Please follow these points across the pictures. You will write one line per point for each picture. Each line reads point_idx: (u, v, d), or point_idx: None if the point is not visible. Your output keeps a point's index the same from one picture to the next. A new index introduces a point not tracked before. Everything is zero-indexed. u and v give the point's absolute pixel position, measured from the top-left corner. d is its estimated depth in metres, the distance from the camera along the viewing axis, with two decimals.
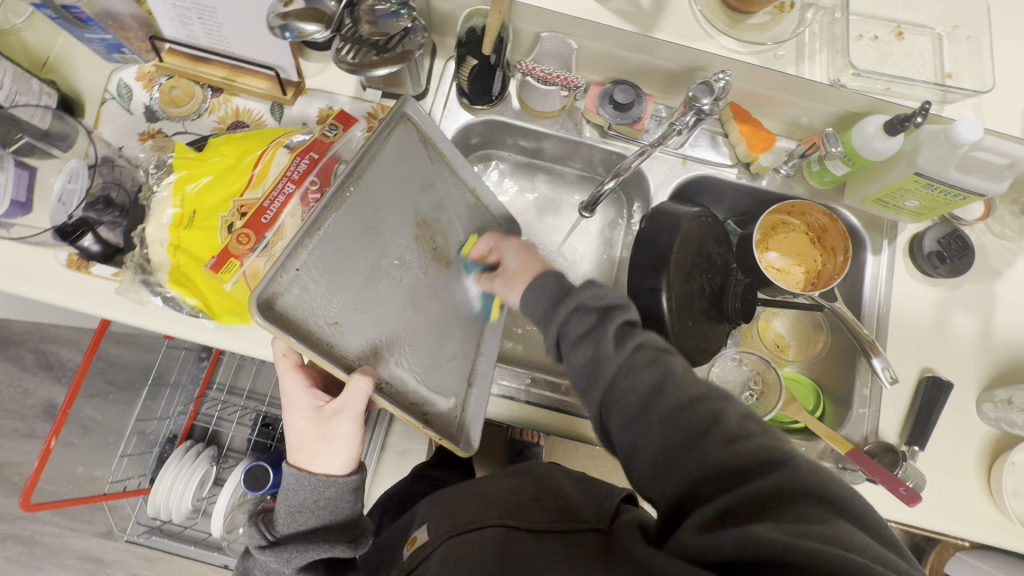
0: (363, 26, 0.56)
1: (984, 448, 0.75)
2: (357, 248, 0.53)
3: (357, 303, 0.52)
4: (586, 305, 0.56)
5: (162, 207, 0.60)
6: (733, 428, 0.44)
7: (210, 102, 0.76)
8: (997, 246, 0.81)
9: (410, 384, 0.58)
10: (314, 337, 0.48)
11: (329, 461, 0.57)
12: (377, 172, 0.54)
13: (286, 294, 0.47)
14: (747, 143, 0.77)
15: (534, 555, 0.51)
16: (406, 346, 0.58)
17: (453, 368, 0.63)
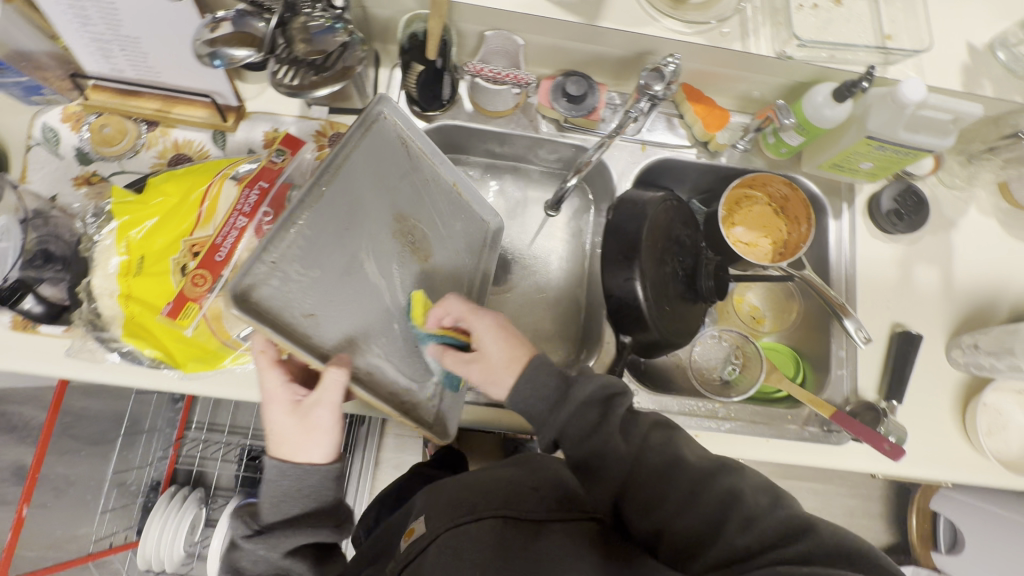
0: (298, 45, 0.54)
1: (957, 393, 0.77)
2: (336, 241, 0.51)
3: (331, 296, 0.50)
4: (587, 399, 0.58)
5: (106, 256, 0.57)
6: (747, 506, 0.48)
7: (146, 137, 0.72)
8: (949, 196, 0.84)
9: (392, 376, 0.57)
10: (286, 330, 0.46)
11: (309, 451, 0.52)
12: (356, 167, 0.53)
13: (259, 286, 0.44)
14: (703, 122, 0.77)
15: (537, 545, 0.51)
16: (382, 336, 0.56)
17: (433, 358, 0.61)
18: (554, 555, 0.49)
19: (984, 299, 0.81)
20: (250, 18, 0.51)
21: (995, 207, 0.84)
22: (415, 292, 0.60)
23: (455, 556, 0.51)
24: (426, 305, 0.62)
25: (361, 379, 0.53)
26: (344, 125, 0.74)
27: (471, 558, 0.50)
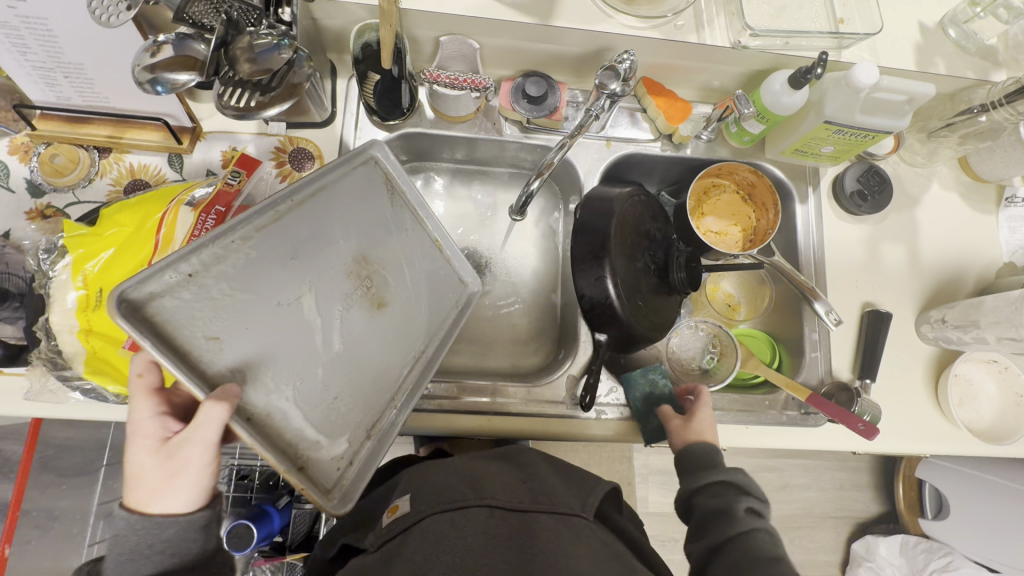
0: (242, 66, 0.52)
1: (928, 367, 0.79)
2: (273, 271, 0.50)
3: (247, 326, 0.48)
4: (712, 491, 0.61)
5: (63, 291, 0.55)
6: None
7: (100, 165, 0.70)
8: (911, 173, 0.85)
9: (298, 426, 0.49)
10: (181, 348, 0.44)
11: (168, 500, 0.45)
12: (322, 203, 0.52)
13: (161, 299, 0.43)
14: (665, 115, 0.77)
15: (527, 534, 0.51)
16: (292, 376, 0.50)
17: (359, 411, 0.54)
18: (542, 545, 0.50)
19: (950, 273, 0.82)
20: (192, 41, 0.50)
21: (957, 181, 0.85)
22: (359, 338, 0.55)
23: (437, 541, 0.50)
24: (375, 358, 0.56)
25: (251, 419, 0.46)
26: (304, 140, 0.73)
27: (455, 543, 0.50)
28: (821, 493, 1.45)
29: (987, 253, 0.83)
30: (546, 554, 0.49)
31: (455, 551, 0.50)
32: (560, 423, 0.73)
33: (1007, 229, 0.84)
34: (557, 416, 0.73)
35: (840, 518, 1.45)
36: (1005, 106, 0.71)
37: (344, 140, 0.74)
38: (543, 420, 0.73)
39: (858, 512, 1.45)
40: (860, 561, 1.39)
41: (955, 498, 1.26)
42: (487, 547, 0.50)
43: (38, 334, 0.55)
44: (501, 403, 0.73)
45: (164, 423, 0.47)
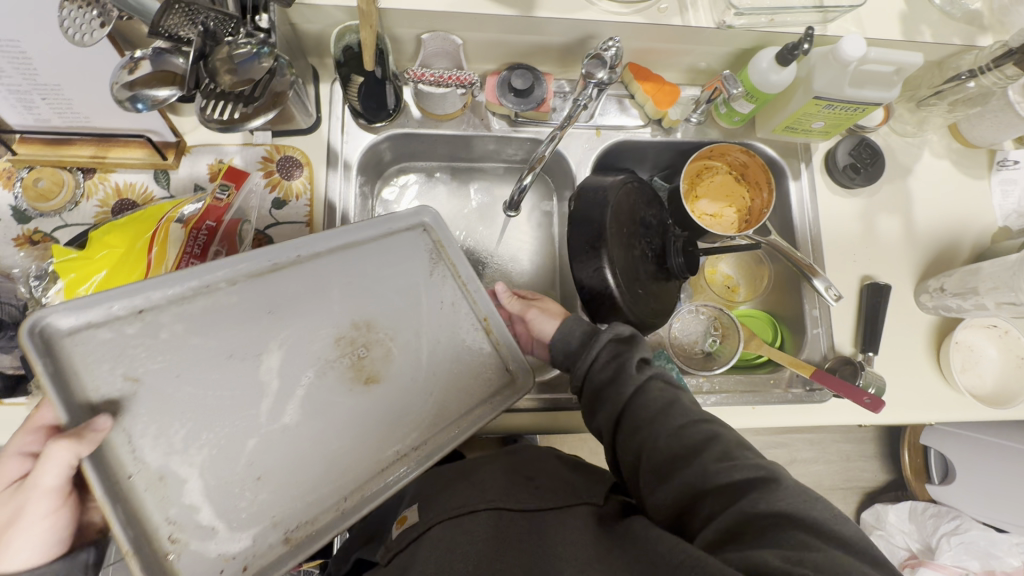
0: (223, 77, 0.52)
1: (930, 335, 0.79)
2: (245, 329, 0.51)
3: (194, 375, 0.48)
4: (613, 349, 0.60)
5: None
6: (724, 447, 0.52)
7: (85, 186, 0.69)
8: (902, 143, 0.85)
9: (210, 494, 0.46)
10: (84, 382, 0.45)
11: (6, 547, 0.45)
12: (325, 265, 0.55)
13: (94, 329, 0.46)
14: (653, 100, 0.77)
15: (537, 537, 0.50)
16: (228, 447, 0.48)
17: (291, 504, 0.49)
18: (552, 544, 0.50)
19: (946, 241, 0.82)
20: (169, 55, 0.50)
21: (948, 148, 0.85)
22: (324, 420, 0.52)
23: (447, 548, 0.50)
24: (332, 451, 0.51)
25: (121, 481, 0.44)
26: (291, 148, 0.72)
27: (464, 548, 0.50)
28: (829, 465, 1.47)
29: (981, 219, 0.83)
30: (558, 553, 0.48)
31: (466, 558, 0.49)
32: (568, 416, 0.72)
33: (1000, 193, 0.84)
34: (566, 412, 0.72)
35: (848, 489, 1.46)
36: (993, 71, 0.70)
37: (332, 145, 0.73)
38: (553, 415, 0.72)
39: (866, 482, 1.47)
40: (870, 530, 1.40)
41: (961, 462, 1.28)
42: (498, 550, 0.50)
43: None
44: None
45: (21, 463, 0.47)
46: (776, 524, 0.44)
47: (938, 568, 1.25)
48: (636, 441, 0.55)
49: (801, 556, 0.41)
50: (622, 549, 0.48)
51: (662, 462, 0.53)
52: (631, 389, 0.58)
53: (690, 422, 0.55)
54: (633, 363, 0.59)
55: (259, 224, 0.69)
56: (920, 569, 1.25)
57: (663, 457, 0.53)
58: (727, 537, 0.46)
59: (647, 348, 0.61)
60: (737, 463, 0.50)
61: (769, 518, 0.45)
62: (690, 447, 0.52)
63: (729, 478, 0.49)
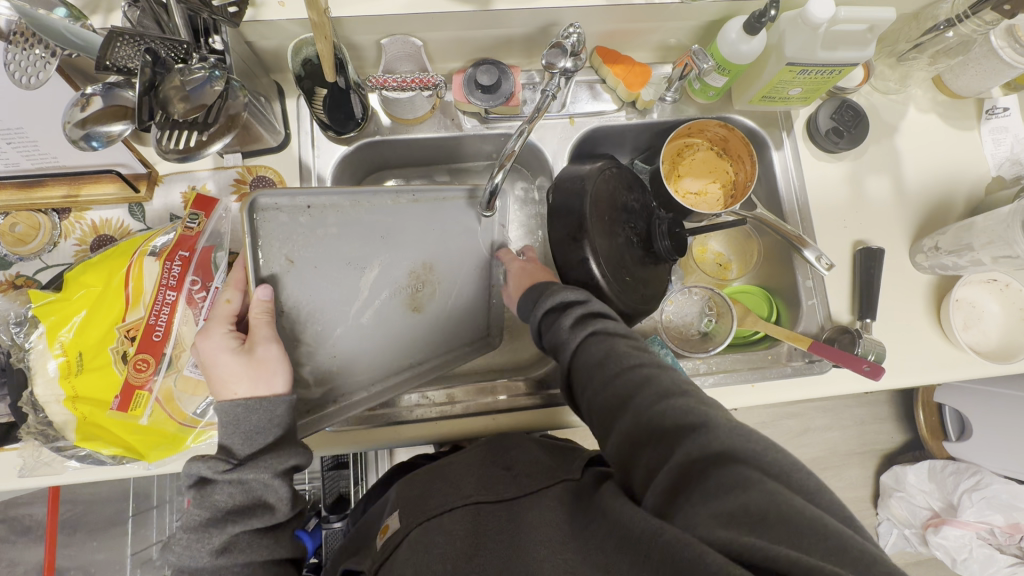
0: (176, 106, 0.51)
1: (928, 295, 0.77)
2: (365, 243, 0.63)
3: (322, 273, 0.61)
4: (558, 304, 0.62)
5: (43, 361, 0.55)
6: (663, 388, 0.51)
7: (61, 227, 0.69)
8: (885, 102, 0.83)
9: (312, 356, 0.62)
10: (261, 252, 0.58)
11: (267, 385, 0.54)
12: (409, 214, 0.66)
13: (278, 211, 0.59)
14: (624, 83, 0.75)
15: (513, 528, 0.50)
16: (330, 325, 0.63)
17: (345, 379, 0.64)
18: (528, 526, 0.49)
19: (938, 197, 0.80)
20: (119, 89, 0.50)
21: (933, 102, 0.83)
22: (384, 324, 0.65)
23: (425, 551, 0.50)
24: (381, 348, 0.66)
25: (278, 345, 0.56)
26: (262, 167, 0.72)
27: (442, 548, 0.50)
28: (843, 431, 1.46)
29: (973, 170, 0.81)
30: (532, 534, 0.48)
31: (443, 557, 0.49)
32: (563, 412, 0.72)
33: (991, 142, 0.82)
34: (560, 407, 0.72)
35: (865, 453, 1.45)
36: (971, 18, 0.68)
37: (303, 160, 0.73)
38: (546, 411, 0.72)
39: (882, 444, 1.45)
40: (890, 492, 1.40)
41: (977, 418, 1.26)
42: (477, 542, 0.50)
43: (24, 409, 0.54)
44: (505, 400, 0.72)
45: (230, 340, 0.55)
46: (713, 466, 0.43)
47: (962, 526, 1.27)
48: (583, 392, 0.56)
49: (745, 501, 0.39)
50: (597, 522, 0.46)
51: (603, 410, 0.53)
52: (568, 352, 0.58)
53: (625, 369, 0.53)
54: (564, 323, 0.59)
55: None
56: (943, 529, 1.27)
57: (601, 408, 0.53)
58: (672, 492, 0.44)
59: (595, 307, 0.60)
60: (668, 405, 0.49)
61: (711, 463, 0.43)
62: (623, 392, 0.52)
63: (660, 422, 0.48)
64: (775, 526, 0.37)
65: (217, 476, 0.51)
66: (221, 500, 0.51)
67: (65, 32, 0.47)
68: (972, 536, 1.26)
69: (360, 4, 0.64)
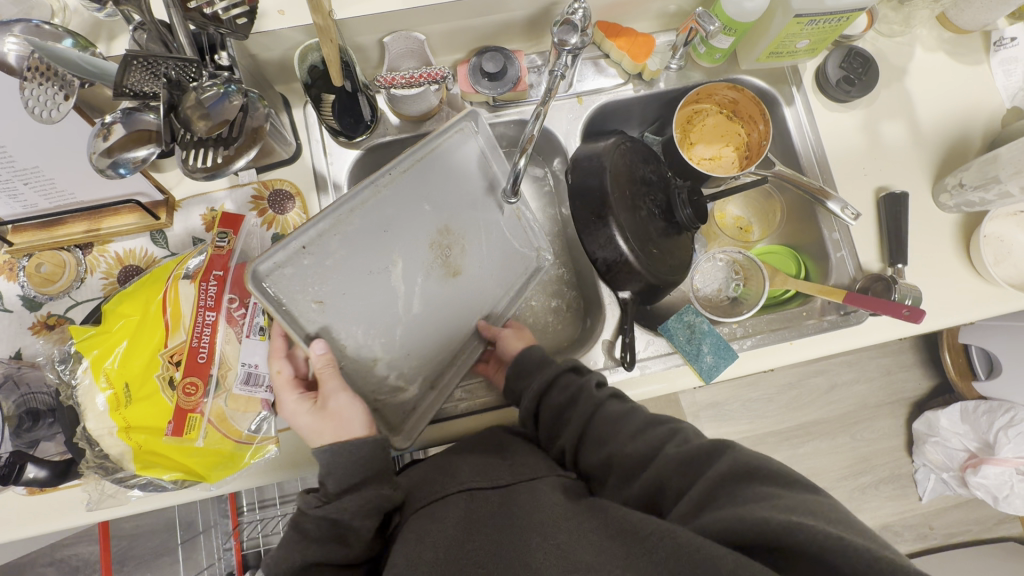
0: (197, 125, 0.50)
1: (957, 235, 0.76)
2: (370, 245, 0.58)
3: (348, 292, 0.57)
4: (566, 378, 0.61)
5: (91, 396, 0.55)
6: (688, 435, 0.54)
7: (86, 262, 0.68)
8: (891, 45, 0.82)
9: (385, 364, 0.61)
10: (294, 311, 0.54)
11: (348, 428, 0.54)
12: (399, 190, 0.59)
13: (281, 268, 0.53)
14: (629, 55, 0.75)
15: (513, 514, 0.49)
16: (384, 331, 0.60)
17: (424, 369, 0.64)
18: (526, 514, 0.49)
19: (955, 135, 0.80)
20: (139, 113, 0.49)
21: (940, 40, 0.82)
22: (434, 299, 0.63)
23: (418, 541, 0.47)
24: (440, 324, 0.64)
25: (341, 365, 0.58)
26: (278, 181, 0.71)
27: (436, 534, 0.48)
28: (871, 383, 1.46)
29: (987, 104, 0.80)
30: (530, 522, 0.47)
31: (437, 543, 0.47)
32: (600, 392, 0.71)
33: (1001, 74, 0.81)
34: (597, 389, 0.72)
35: (895, 402, 1.45)
36: None
37: (318, 169, 0.73)
38: None
39: (910, 392, 1.45)
40: (924, 438, 1.39)
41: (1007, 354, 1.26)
42: (470, 529, 0.48)
43: (80, 445, 0.55)
44: None
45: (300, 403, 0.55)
46: (741, 481, 0.46)
47: (1000, 463, 1.26)
48: (603, 452, 0.56)
49: (778, 503, 0.42)
50: (594, 515, 0.48)
51: (626, 468, 0.54)
52: (592, 404, 0.59)
53: (648, 428, 0.56)
54: (593, 383, 0.60)
55: None
56: (983, 468, 1.27)
57: (625, 462, 0.54)
58: (698, 506, 0.46)
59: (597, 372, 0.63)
60: (691, 446, 0.52)
61: (738, 479, 0.46)
62: (652, 444, 0.54)
63: (686, 457, 0.50)
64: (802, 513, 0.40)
65: (309, 510, 0.52)
66: (310, 530, 0.51)
67: (81, 61, 0.46)
68: (1012, 472, 1.26)
69: (360, 3, 0.63)
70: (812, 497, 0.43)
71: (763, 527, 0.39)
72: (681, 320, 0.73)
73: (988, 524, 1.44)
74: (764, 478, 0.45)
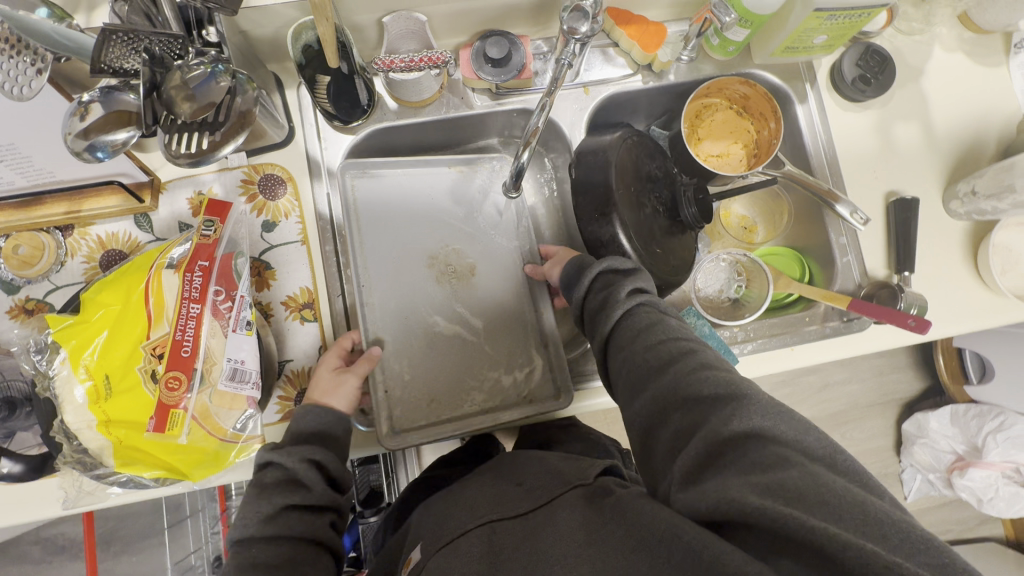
0: (181, 106, 0.46)
1: (965, 242, 0.75)
2: (405, 334, 0.68)
3: (431, 367, 0.68)
4: (601, 277, 0.60)
5: (69, 388, 0.52)
6: (705, 360, 0.50)
7: (66, 245, 0.65)
8: (909, 44, 0.79)
9: (497, 370, 0.70)
10: (421, 423, 0.66)
11: (332, 399, 0.60)
12: (374, 274, 0.69)
13: (388, 408, 0.65)
14: (639, 44, 0.72)
15: (539, 538, 0.48)
16: (487, 354, 0.70)
17: (531, 347, 0.71)
18: (547, 542, 0.47)
19: (970, 140, 0.77)
20: (119, 93, 0.46)
21: (959, 40, 0.79)
22: (482, 305, 0.72)
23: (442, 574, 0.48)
24: (496, 309, 0.72)
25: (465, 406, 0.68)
26: (268, 165, 0.68)
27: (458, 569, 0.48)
28: (863, 383, 1.46)
29: (1003, 108, 0.78)
30: (553, 551, 0.46)
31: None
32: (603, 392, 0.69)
33: (1020, 77, 0.79)
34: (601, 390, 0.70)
35: (886, 403, 1.45)
36: None
37: (311, 155, 0.70)
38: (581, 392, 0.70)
39: (902, 393, 1.45)
40: (913, 439, 1.39)
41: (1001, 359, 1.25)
42: (494, 562, 0.47)
43: (57, 439, 0.53)
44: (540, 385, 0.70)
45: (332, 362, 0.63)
46: (749, 440, 0.41)
47: (987, 467, 1.28)
48: (621, 358, 0.54)
49: (779, 479, 0.37)
50: (616, 523, 0.45)
51: (635, 374, 0.52)
52: (618, 312, 0.56)
53: (668, 340, 0.53)
54: (622, 290, 0.57)
55: (254, 251, 0.66)
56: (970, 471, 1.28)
57: (637, 369, 0.52)
58: (699, 466, 0.42)
59: (645, 278, 0.59)
60: (707, 374, 0.48)
61: (746, 437, 0.41)
62: (665, 358, 0.51)
63: (698, 391, 0.46)
64: (809, 502, 0.36)
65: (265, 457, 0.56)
66: (263, 509, 0.55)
67: (54, 33, 0.43)
68: (997, 475, 1.27)
69: None
70: (830, 475, 0.38)
71: (751, 512, 0.36)
72: None
73: (970, 524, 1.46)
74: (779, 443, 0.40)
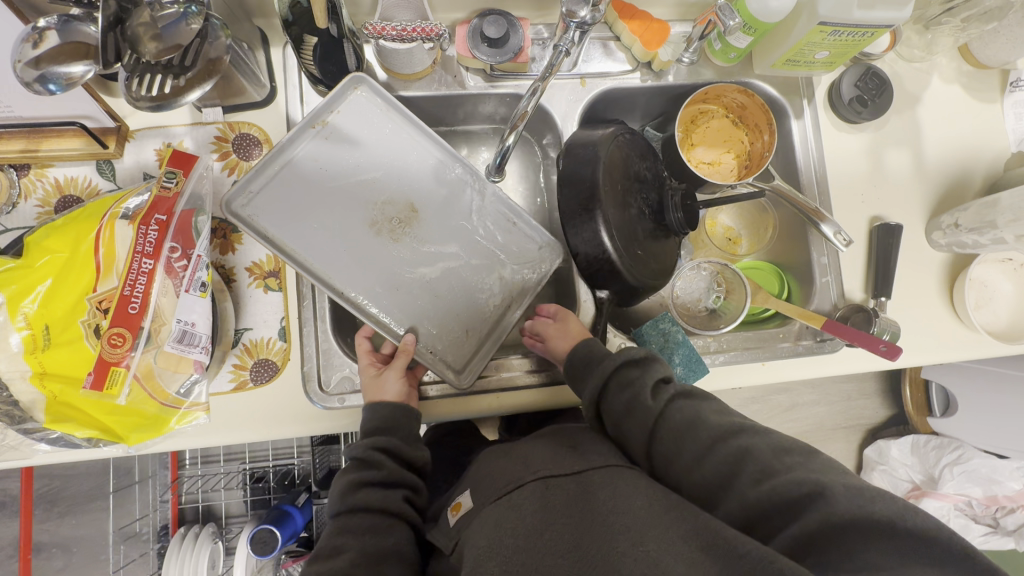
0: (146, 46, 0.44)
1: (942, 274, 0.75)
2: (400, 297, 0.64)
3: (440, 294, 0.66)
4: (623, 363, 0.60)
5: (4, 334, 0.49)
6: (763, 460, 0.48)
7: (20, 185, 0.61)
8: (909, 70, 0.79)
9: (497, 276, 0.68)
10: (473, 348, 0.66)
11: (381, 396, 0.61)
12: (330, 260, 0.62)
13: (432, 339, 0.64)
14: (641, 40, 0.70)
15: (601, 500, 0.46)
16: (476, 262, 0.68)
17: (512, 244, 0.68)
18: (602, 502, 0.46)
19: (959, 174, 0.78)
20: (79, 24, 0.44)
21: (958, 72, 0.79)
22: (438, 234, 0.67)
23: (497, 525, 0.46)
24: (457, 221, 0.68)
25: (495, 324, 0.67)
26: (245, 124, 0.66)
27: (513, 522, 0.46)
28: (830, 406, 1.47)
29: (994, 145, 0.78)
30: (610, 516, 0.44)
31: (516, 533, 0.45)
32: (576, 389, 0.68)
33: (1012, 116, 0.79)
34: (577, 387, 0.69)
35: (850, 428, 1.46)
36: None
37: (292, 117, 0.67)
38: (554, 389, 0.68)
39: (868, 419, 1.46)
40: (873, 465, 1.40)
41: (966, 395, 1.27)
42: (548, 516, 0.46)
43: None
44: (508, 378, 0.68)
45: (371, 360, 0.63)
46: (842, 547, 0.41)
47: (941, 498, 1.28)
48: (674, 450, 0.53)
49: None
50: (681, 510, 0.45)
51: (702, 490, 0.51)
52: (652, 417, 0.55)
53: (718, 441, 0.51)
54: (647, 391, 0.57)
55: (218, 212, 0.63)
56: (924, 501, 1.29)
57: (701, 486, 0.51)
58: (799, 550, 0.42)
59: (662, 365, 0.59)
60: (774, 482, 0.46)
61: (839, 541, 0.41)
62: (728, 463, 0.50)
63: (772, 501, 0.46)
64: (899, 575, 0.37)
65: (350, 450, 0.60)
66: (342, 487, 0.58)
67: None
68: (950, 507, 1.29)
69: None
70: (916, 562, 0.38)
71: None
72: (657, 328, 0.71)
73: None
74: (866, 535, 0.40)
